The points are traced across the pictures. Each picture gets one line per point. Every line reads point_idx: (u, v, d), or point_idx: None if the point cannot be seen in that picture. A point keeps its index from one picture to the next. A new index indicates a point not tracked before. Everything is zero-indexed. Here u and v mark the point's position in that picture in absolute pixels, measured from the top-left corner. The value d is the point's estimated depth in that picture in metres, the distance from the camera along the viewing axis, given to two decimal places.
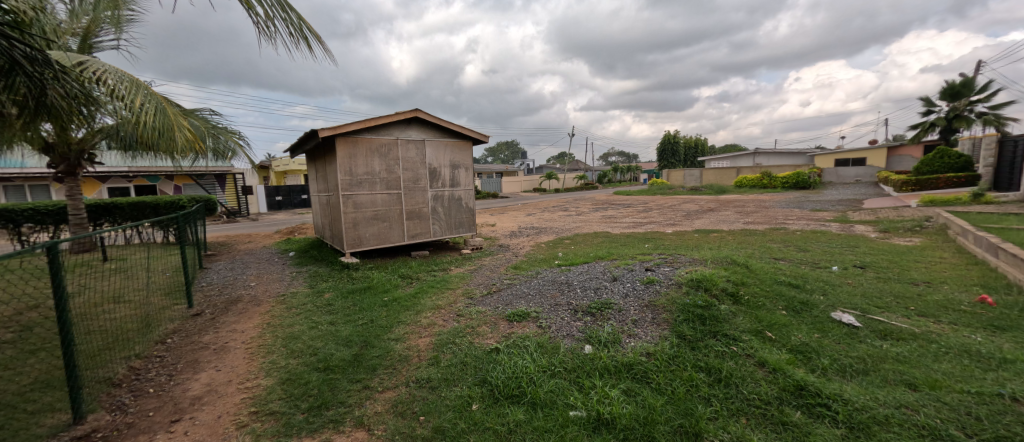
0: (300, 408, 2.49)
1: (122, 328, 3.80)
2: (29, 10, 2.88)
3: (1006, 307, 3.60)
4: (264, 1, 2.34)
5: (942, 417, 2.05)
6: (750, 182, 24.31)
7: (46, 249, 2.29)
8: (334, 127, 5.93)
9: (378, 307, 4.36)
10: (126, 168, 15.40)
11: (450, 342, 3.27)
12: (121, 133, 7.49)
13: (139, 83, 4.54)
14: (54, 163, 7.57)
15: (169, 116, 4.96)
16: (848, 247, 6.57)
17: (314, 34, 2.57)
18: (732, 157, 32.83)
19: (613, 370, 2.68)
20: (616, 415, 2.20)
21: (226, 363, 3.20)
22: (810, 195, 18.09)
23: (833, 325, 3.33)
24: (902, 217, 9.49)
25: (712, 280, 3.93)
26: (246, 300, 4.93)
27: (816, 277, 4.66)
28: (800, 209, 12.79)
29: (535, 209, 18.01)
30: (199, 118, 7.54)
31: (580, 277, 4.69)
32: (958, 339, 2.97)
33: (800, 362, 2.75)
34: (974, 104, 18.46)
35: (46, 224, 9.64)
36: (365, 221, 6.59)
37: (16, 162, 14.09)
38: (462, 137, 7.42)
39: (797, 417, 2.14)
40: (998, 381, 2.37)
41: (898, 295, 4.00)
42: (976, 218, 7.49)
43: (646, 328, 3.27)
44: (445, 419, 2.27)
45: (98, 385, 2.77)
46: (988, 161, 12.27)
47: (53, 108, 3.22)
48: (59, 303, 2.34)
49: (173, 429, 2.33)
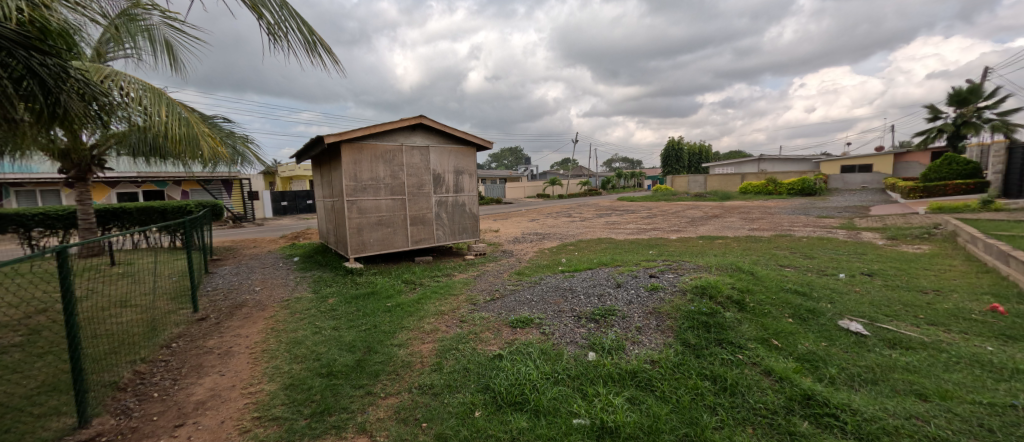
0: (303, 414, 2.48)
1: (127, 332, 3.81)
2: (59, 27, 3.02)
3: (1019, 315, 3.55)
4: (275, 12, 2.35)
5: (954, 429, 2.01)
6: (754, 189, 24.09)
7: (55, 253, 2.28)
8: (340, 134, 5.98)
9: (381, 312, 4.35)
10: (137, 174, 15.77)
11: (453, 348, 3.26)
12: (132, 140, 7.61)
13: (159, 92, 4.65)
14: (65, 169, 7.70)
15: (190, 126, 5.09)
16: (855, 253, 6.53)
17: (327, 48, 2.55)
18: (735, 163, 32.87)
19: (616, 377, 2.66)
20: (620, 423, 2.17)
21: (230, 368, 3.21)
22: (816, 201, 18.01)
23: (841, 333, 3.29)
24: (910, 224, 9.43)
25: (717, 287, 3.90)
26: (250, 305, 4.96)
27: (823, 284, 4.62)
28: (805, 215, 12.80)
29: (541, 214, 18.22)
30: (212, 124, 7.67)
31: (583, 283, 4.67)
32: (969, 348, 2.93)
33: (808, 370, 2.71)
34: (981, 110, 18.25)
35: (56, 229, 9.75)
36: (369, 226, 6.62)
37: (28, 168, 14.39)
38: (465, 143, 7.44)
39: (805, 428, 2.11)
40: (1012, 392, 2.32)
41: (907, 304, 3.95)
42: (987, 225, 7.39)
43: (650, 335, 3.25)
44: (447, 426, 2.25)
45: (104, 389, 2.78)
46: (997, 167, 12.12)
47: (66, 116, 3.30)
48: (68, 307, 2.37)
49: (177, 433, 2.34)
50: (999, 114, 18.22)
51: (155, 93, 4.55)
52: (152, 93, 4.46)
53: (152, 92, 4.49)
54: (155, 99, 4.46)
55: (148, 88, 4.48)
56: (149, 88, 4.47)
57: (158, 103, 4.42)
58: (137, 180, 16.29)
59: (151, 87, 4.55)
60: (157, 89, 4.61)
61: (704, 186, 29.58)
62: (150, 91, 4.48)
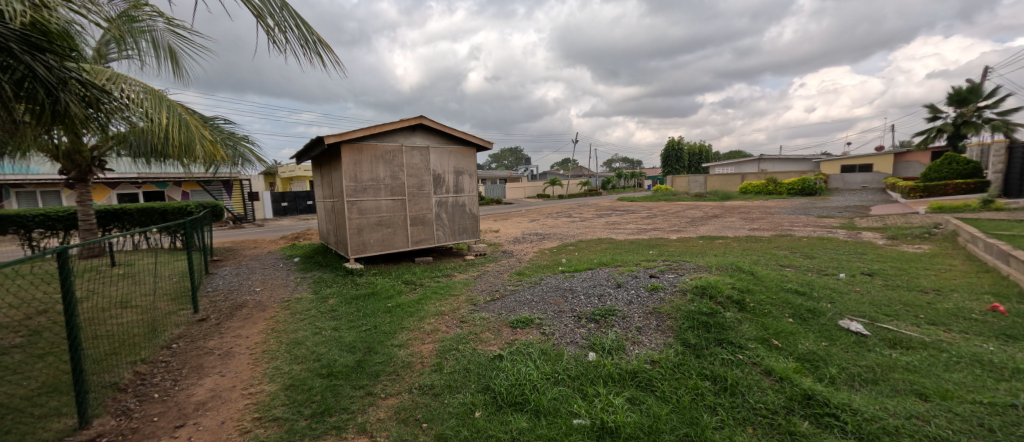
0: (303, 414, 2.48)
1: (128, 333, 3.82)
2: (60, 28, 3.02)
3: (1019, 315, 3.55)
4: (275, 13, 2.36)
5: (955, 429, 2.01)
6: (756, 189, 23.87)
7: (56, 254, 2.28)
8: (340, 134, 5.98)
9: (381, 313, 4.36)
10: (138, 175, 15.76)
11: (453, 349, 3.26)
12: (133, 141, 7.61)
13: (159, 95, 4.64)
14: (65, 170, 7.71)
15: (191, 128, 5.09)
16: (856, 253, 6.53)
17: (326, 48, 2.56)
18: (736, 163, 32.89)
19: (616, 377, 2.66)
20: (620, 424, 2.17)
21: (231, 369, 3.21)
22: (816, 201, 18.03)
23: (841, 333, 3.29)
24: (911, 223, 9.43)
25: (717, 287, 3.90)
26: (250, 305, 4.96)
27: (823, 284, 4.62)
28: (806, 215, 12.81)
29: (541, 214, 18.25)
30: (212, 124, 7.68)
31: (584, 283, 4.67)
32: (969, 348, 2.92)
33: (808, 370, 2.71)
34: (981, 110, 18.25)
35: (56, 230, 9.76)
36: (369, 227, 6.62)
37: (28, 169, 14.40)
38: (465, 144, 7.44)
39: (805, 428, 2.10)
40: (1012, 391, 2.32)
41: (907, 303, 3.95)
42: (987, 225, 7.39)
43: (650, 335, 3.25)
44: (447, 426, 2.26)
45: (105, 390, 2.78)
46: (998, 167, 12.12)
47: (66, 117, 3.30)
48: (68, 308, 2.37)
49: (177, 434, 2.34)
50: (999, 113, 18.22)
51: (155, 95, 4.54)
52: (152, 95, 4.46)
53: (153, 94, 4.48)
54: (155, 101, 4.45)
55: (148, 90, 4.47)
56: (149, 91, 4.47)
57: (160, 105, 4.42)
58: (138, 181, 16.30)
59: (152, 89, 4.54)
60: (157, 91, 4.61)
61: (704, 186, 29.61)
62: (151, 93, 4.47)
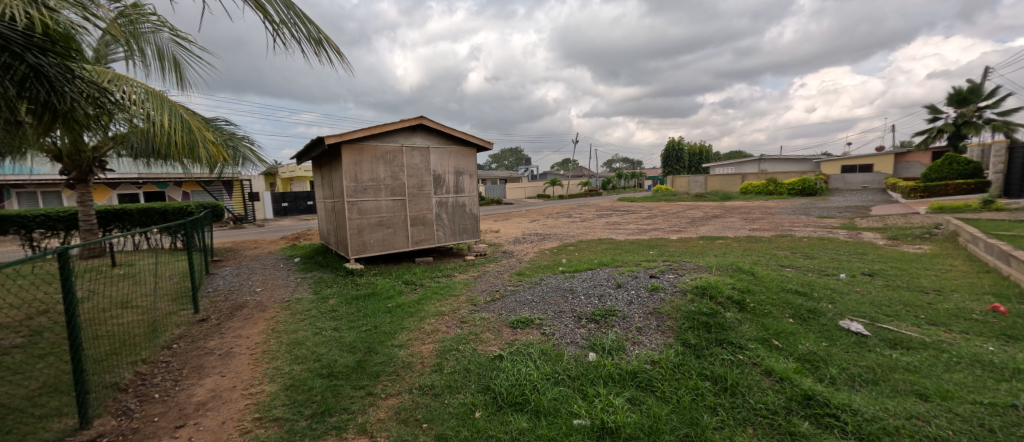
0: (303, 414, 2.48)
1: (129, 333, 3.83)
2: (60, 28, 3.03)
3: (1020, 315, 3.54)
4: (280, 11, 2.36)
5: (955, 429, 2.01)
6: (756, 189, 23.86)
7: (57, 254, 2.28)
8: (340, 134, 5.99)
9: (381, 313, 4.36)
10: (138, 175, 15.78)
11: (453, 349, 3.26)
12: (133, 141, 7.62)
13: (161, 96, 4.65)
14: (66, 170, 7.71)
15: (191, 129, 5.10)
16: (856, 253, 6.53)
17: (333, 46, 2.56)
18: (736, 163, 32.90)
19: (616, 378, 2.66)
20: (620, 424, 2.17)
21: (231, 369, 3.21)
22: (816, 201, 18.02)
23: (841, 333, 3.29)
24: (911, 223, 9.43)
25: (717, 287, 3.89)
26: (251, 305, 4.97)
27: (824, 284, 4.62)
28: (806, 215, 12.83)
29: (541, 214, 18.28)
30: (212, 125, 7.68)
31: (584, 283, 4.68)
32: (969, 348, 2.92)
33: (808, 370, 2.71)
34: (982, 110, 18.24)
35: (57, 230, 9.77)
36: (370, 227, 6.63)
37: (28, 169, 14.40)
38: (465, 144, 7.44)
39: (805, 428, 2.10)
40: (1012, 391, 2.32)
41: (907, 304, 3.95)
42: (988, 225, 7.38)
43: (650, 335, 3.26)
44: (447, 426, 2.26)
45: (105, 390, 2.79)
46: (999, 167, 12.11)
47: (68, 117, 3.31)
48: (69, 308, 2.37)
49: (178, 434, 2.34)
50: (1000, 114, 18.20)
51: (157, 96, 4.55)
52: (153, 96, 4.47)
53: (154, 95, 4.49)
54: (156, 102, 4.46)
55: (149, 90, 4.48)
56: (151, 92, 4.47)
57: (161, 107, 4.43)
58: (138, 181, 16.31)
59: (152, 90, 4.56)
60: (158, 92, 4.62)
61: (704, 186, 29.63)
62: (152, 94, 4.48)
